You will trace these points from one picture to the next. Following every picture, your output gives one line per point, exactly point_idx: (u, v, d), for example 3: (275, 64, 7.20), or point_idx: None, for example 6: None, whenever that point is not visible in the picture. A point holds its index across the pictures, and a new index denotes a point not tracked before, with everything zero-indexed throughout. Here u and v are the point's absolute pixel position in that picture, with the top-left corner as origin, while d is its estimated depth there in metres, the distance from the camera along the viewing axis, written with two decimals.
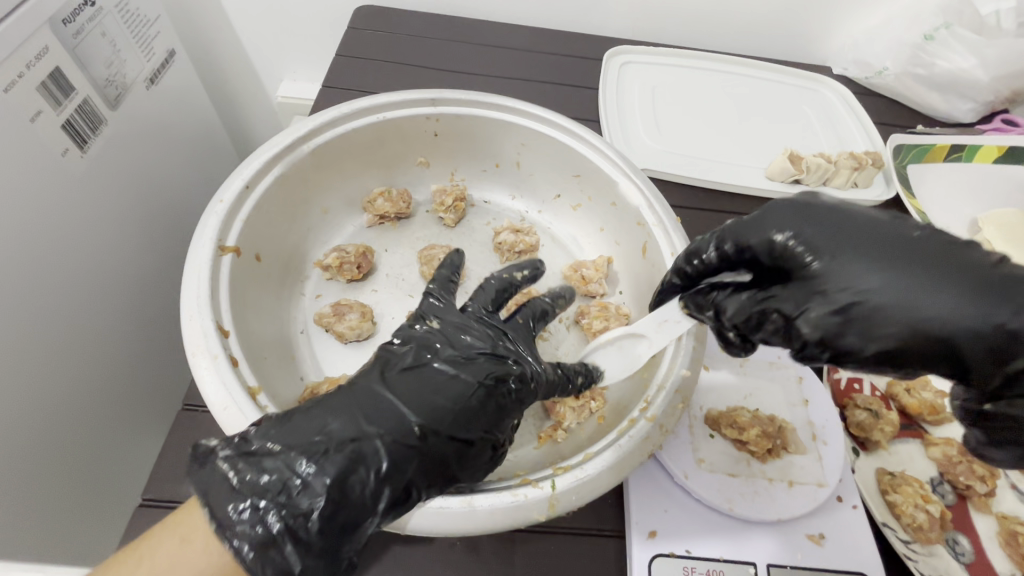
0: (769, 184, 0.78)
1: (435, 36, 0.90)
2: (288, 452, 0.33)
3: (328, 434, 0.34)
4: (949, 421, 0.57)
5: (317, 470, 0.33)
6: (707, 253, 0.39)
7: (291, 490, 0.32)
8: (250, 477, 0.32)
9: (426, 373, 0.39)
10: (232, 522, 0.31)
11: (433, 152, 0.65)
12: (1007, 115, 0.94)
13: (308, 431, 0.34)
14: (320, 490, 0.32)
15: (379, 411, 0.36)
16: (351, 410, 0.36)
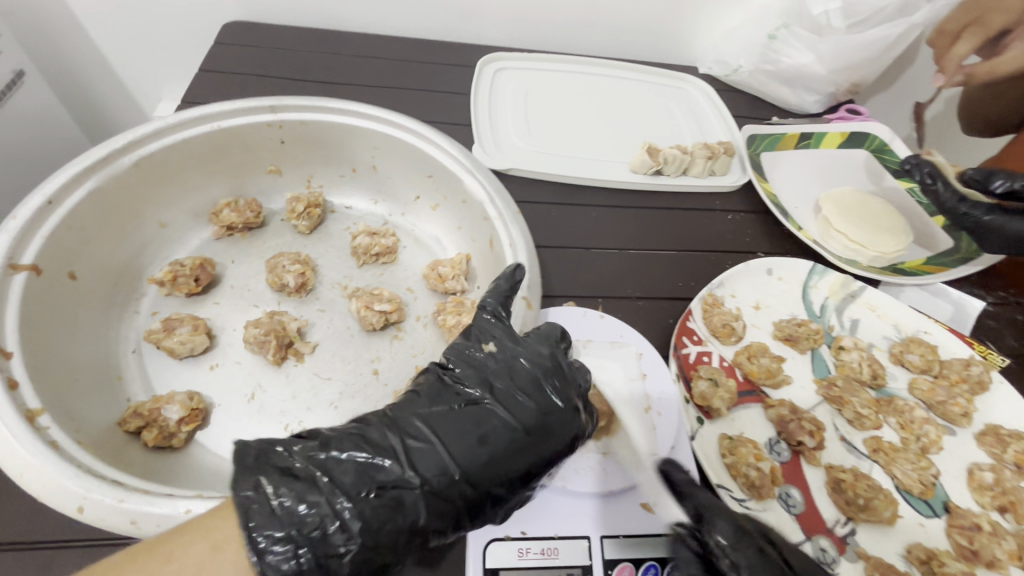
0: (632, 177, 0.81)
1: (304, 51, 0.90)
2: (304, 505, 0.34)
3: (348, 492, 0.35)
4: (786, 383, 0.61)
5: (353, 513, 0.35)
6: None
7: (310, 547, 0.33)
8: (292, 505, 0.34)
9: (469, 430, 0.39)
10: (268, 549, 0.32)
11: (284, 160, 0.65)
12: (852, 105, 1.03)
13: (337, 482, 0.35)
14: (328, 554, 0.34)
15: (400, 476, 0.37)
16: (375, 469, 0.37)
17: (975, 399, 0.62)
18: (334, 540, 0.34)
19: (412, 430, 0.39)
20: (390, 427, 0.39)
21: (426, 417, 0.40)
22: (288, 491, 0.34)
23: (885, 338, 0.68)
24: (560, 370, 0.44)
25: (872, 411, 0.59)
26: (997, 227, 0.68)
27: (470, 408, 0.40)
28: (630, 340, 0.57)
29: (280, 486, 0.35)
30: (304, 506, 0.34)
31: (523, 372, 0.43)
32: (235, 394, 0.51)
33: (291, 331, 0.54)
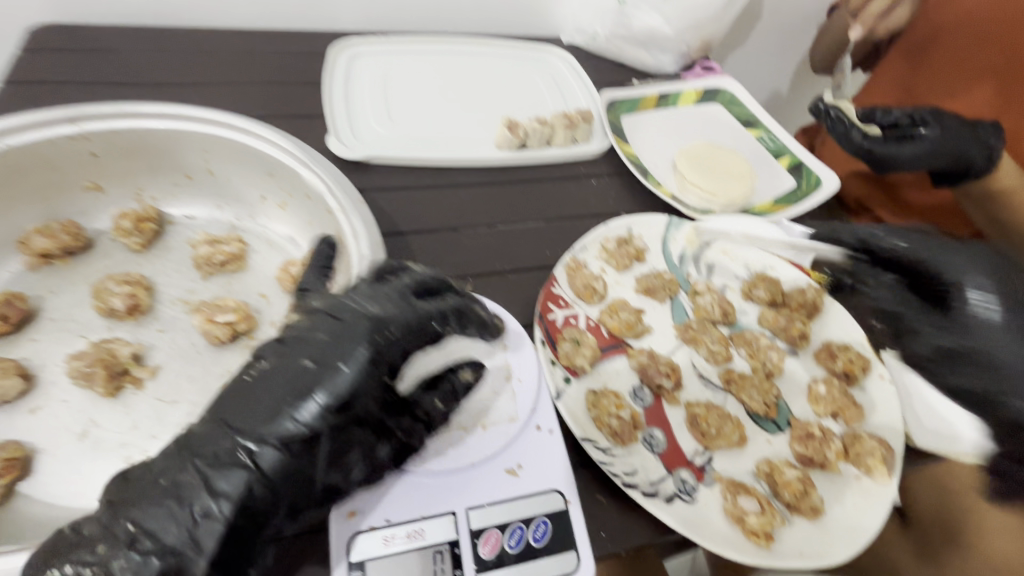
0: (498, 153, 0.82)
1: (132, 53, 0.82)
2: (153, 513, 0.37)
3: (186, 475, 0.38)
4: (647, 332, 0.65)
5: (202, 526, 0.38)
6: (886, 245, 0.56)
7: (154, 545, 0.36)
8: (133, 541, 0.36)
9: (302, 391, 0.42)
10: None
11: (102, 174, 0.59)
12: (706, 63, 1.09)
13: (183, 497, 0.38)
14: (194, 532, 0.38)
15: (243, 444, 0.40)
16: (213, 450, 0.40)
17: (811, 321, 0.69)
18: (187, 552, 0.37)
19: (247, 410, 0.41)
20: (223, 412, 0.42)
21: (259, 396, 0.42)
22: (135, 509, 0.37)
23: (737, 278, 0.74)
24: (392, 314, 0.46)
25: (723, 345, 0.65)
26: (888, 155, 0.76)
27: (294, 376, 0.43)
28: (492, 314, 0.58)
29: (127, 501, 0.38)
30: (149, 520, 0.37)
31: (352, 327, 0.45)
32: (63, 435, 0.47)
33: (124, 357, 0.50)
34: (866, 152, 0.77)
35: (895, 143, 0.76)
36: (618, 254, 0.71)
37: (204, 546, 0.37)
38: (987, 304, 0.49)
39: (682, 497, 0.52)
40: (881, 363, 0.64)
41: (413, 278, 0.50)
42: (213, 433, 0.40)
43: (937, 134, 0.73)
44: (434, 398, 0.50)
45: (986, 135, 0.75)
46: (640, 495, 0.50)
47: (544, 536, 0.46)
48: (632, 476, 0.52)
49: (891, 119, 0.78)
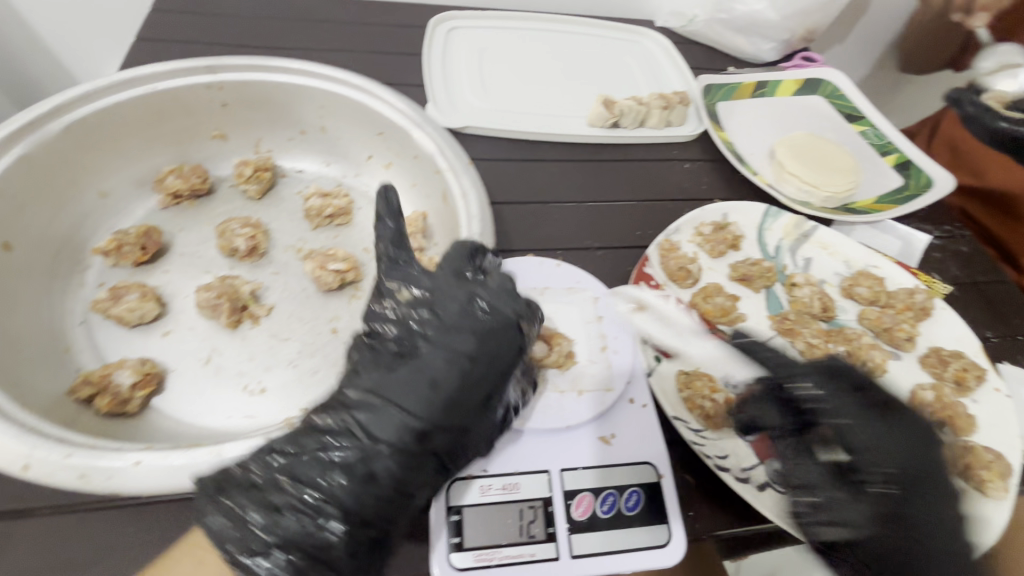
0: (590, 131, 0.81)
1: (251, 18, 0.87)
2: (318, 465, 0.39)
3: (477, 360, 0.43)
4: (740, 320, 0.63)
5: (422, 438, 0.41)
6: (875, 486, 0.47)
7: (416, 429, 0.41)
8: (412, 436, 0.41)
9: (834, 388, 0.51)
10: (392, 461, 0.40)
11: (228, 124, 0.63)
12: (807, 53, 1.04)
13: (428, 368, 0.43)
14: (438, 408, 0.42)
15: (495, 334, 0.45)
16: (445, 342, 0.43)
17: (919, 325, 0.65)
18: (406, 442, 0.40)
19: (445, 321, 0.44)
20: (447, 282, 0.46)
21: (435, 306, 0.45)
22: (299, 463, 0.39)
23: (836, 274, 0.70)
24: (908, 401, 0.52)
25: (823, 339, 0.62)
26: None
27: (835, 387, 0.50)
28: (587, 285, 0.58)
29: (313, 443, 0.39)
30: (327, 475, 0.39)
31: (865, 412, 0.49)
32: (190, 359, 0.51)
33: (245, 294, 0.53)
34: None
35: None
36: (713, 240, 0.69)
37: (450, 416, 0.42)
38: (867, 460, 0.47)
39: (775, 487, 0.50)
40: (998, 376, 0.59)
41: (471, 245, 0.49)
42: (450, 314, 0.44)
43: None
44: (870, 492, 0.47)
45: None
46: (732, 479, 0.50)
47: (636, 505, 0.46)
48: (723, 460, 0.51)
49: None
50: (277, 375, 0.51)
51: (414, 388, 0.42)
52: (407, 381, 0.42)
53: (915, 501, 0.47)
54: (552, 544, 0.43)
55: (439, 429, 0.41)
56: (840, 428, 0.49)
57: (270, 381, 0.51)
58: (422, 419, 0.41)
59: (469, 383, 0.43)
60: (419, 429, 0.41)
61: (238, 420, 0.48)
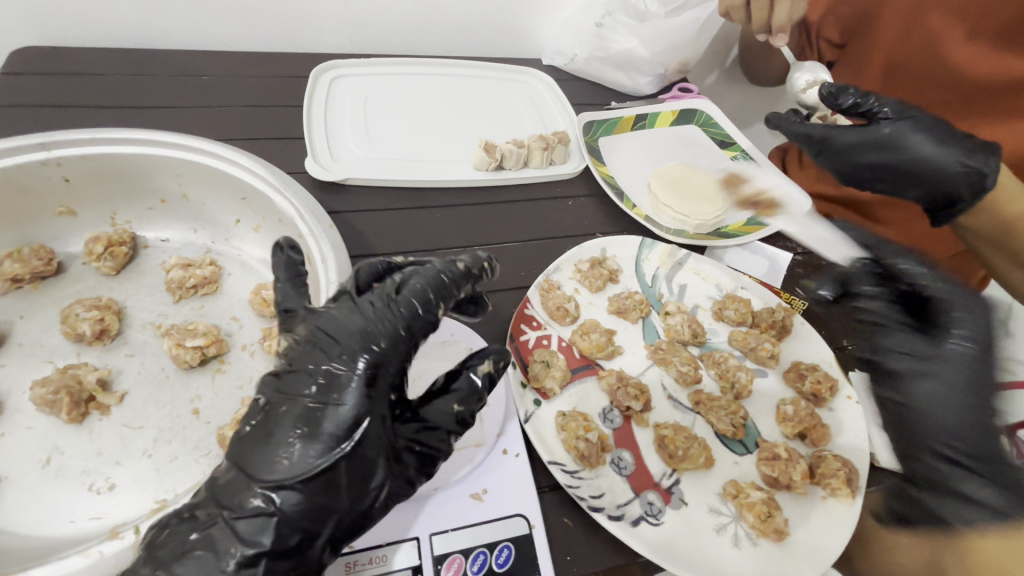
0: (474, 174, 0.83)
1: (117, 77, 0.83)
2: (175, 539, 0.37)
3: (328, 399, 0.40)
4: (618, 353, 0.66)
5: (275, 495, 0.37)
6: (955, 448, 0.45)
7: (265, 486, 0.37)
8: (264, 492, 0.37)
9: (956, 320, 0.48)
10: (242, 523, 0.36)
11: (75, 199, 0.60)
12: (683, 84, 1.11)
13: (277, 420, 0.40)
14: (288, 460, 0.38)
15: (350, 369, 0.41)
16: (302, 385, 0.41)
17: (782, 341, 0.70)
18: (254, 502, 0.37)
19: (303, 367, 0.41)
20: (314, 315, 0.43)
21: (298, 355, 0.42)
22: (155, 544, 0.36)
23: (709, 298, 0.75)
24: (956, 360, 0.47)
25: (692, 366, 0.65)
26: (845, 146, 0.61)
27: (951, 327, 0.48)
28: (461, 336, 0.59)
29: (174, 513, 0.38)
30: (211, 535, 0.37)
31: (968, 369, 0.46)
32: (27, 462, 0.47)
33: (90, 384, 0.50)
34: (824, 140, 0.62)
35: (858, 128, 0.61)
36: (591, 275, 0.72)
37: (304, 468, 0.38)
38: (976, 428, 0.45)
39: (647, 520, 0.53)
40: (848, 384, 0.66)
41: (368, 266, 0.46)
42: (309, 359, 0.41)
43: (903, 126, 0.58)
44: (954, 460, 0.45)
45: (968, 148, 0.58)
46: (605, 518, 0.51)
47: (507, 561, 0.46)
48: (598, 500, 0.52)
49: (860, 101, 0.62)
50: (127, 468, 0.48)
51: (267, 442, 0.38)
52: (260, 438, 0.39)
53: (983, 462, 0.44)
54: None
55: (287, 484, 0.37)
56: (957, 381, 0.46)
57: (120, 476, 0.47)
58: (267, 476, 0.37)
59: (319, 429, 0.39)
60: (264, 488, 0.37)
61: (80, 524, 0.45)
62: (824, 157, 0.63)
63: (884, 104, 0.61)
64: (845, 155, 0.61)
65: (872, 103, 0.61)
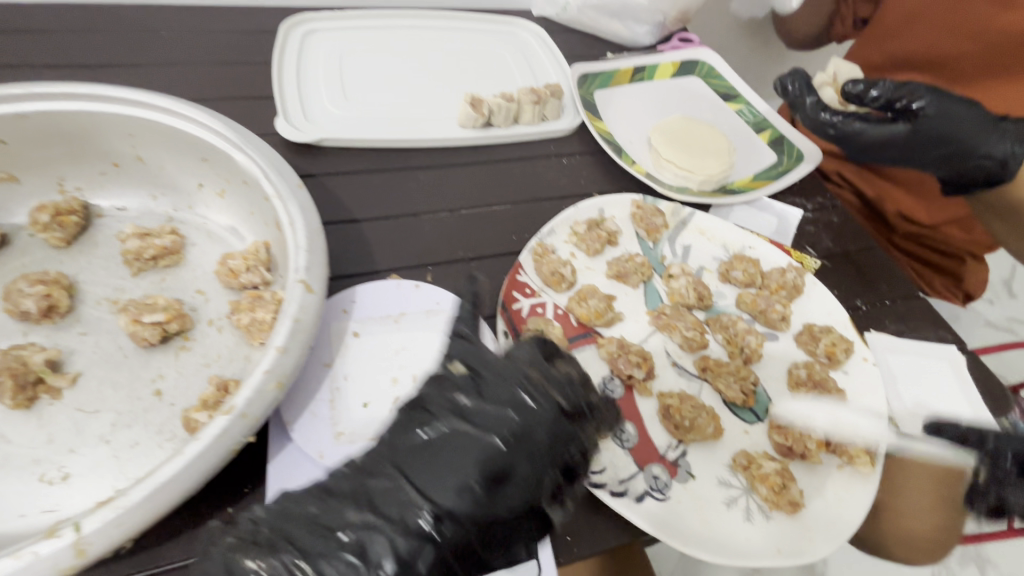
0: (461, 133, 0.77)
1: (67, 34, 0.76)
2: (315, 533, 0.36)
3: (514, 443, 0.39)
4: (617, 320, 0.62)
5: (436, 521, 0.36)
6: None
7: (432, 508, 0.37)
8: (426, 516, 0.36)
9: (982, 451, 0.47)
10: (401, 539, 0.36)
11: (16, 163, 0.54)
12: (683, 34, 1.04)
13: (456, 442, 0.39)
14: (461, 492, 0.37)
15: (533, 416, 0.41)
16: (490, 419, 0.40)
17: (792, 303, 0.66)
18: (419, 519, 0.36)
19: (490, 398, 0.41)
20: (503, 366, 0.43)
21: (484, 386, 0.42)
22: (284, 523, 0.36)
23: (715, 259, 0.70)
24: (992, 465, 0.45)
25: (698, 331, 0.61)
26: (867, 140, 0.68)
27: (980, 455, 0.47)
28: (447, 305, 0.54)
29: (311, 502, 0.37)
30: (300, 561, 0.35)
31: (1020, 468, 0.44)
32: None
33: (37, 365, 0.45)
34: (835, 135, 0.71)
35: (865, 123, 0.68)
36: (588, 238, 0.66)
37: (472, 502, 0.37)
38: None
39: (653, 495, 0.49)
40: (865, 345, 0.61)
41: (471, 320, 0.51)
42: (496, 394, 0.42)
43: (931, 122, 0.63)
44: None
45: (990, 139, 0.62)
46: (609, 495, 0.47)
47: None
48: (600, 475, 0.48)
49: (877, 93, 0.64)
50: (82, 456, 0.43)
51: (446, 462, 0.38)
52: (433, 458, 0.38)
53: None
54: None
55: (456, 514, 0.37)
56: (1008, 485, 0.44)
57: (75, 464, 0.43)
58: (443, 499, 0.37)
59: (501, 468, 0.38)
60: (434, 510, 0.37)
61: (31, 518, 0.41)
62: (849, 148, 0.71)
63: (918, 98, 0.64)
64: (869, 148, 0.69)
65: (902, 100, 0.64)
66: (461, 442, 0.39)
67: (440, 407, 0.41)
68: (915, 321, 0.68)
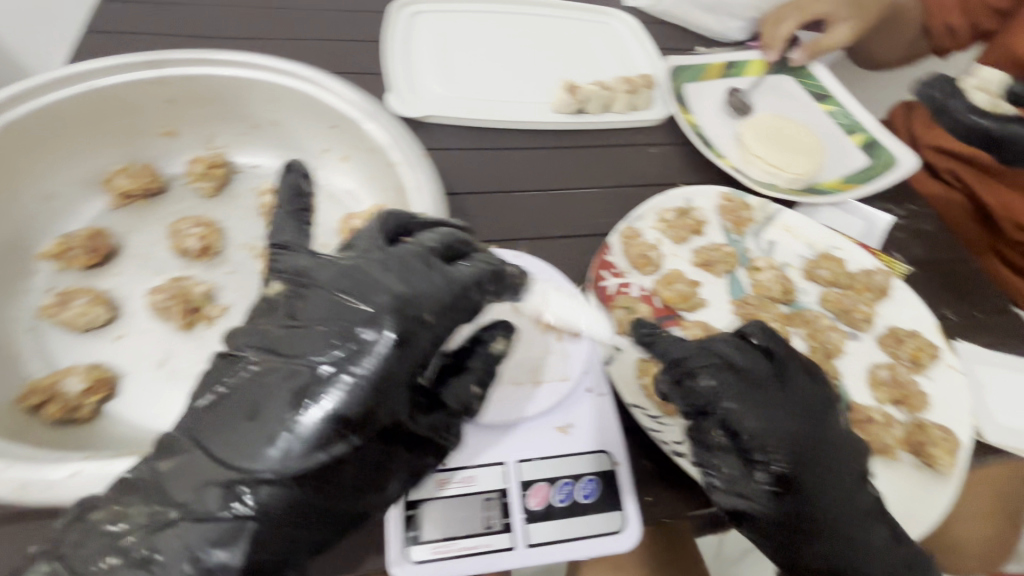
0: (554, 116, 0.80)
1: (207, 7, 0.84)
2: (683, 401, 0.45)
3: (798, 443, 0.44)
4: (702, 306, 0.64)
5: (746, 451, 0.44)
6: (773, 467, 0.43)
7: (743, 448, 0.44)
8: (722, 443, 0.44)
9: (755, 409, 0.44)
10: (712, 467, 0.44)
11: (176, 119, 0.62)
12: (776, 31, 1.03)
13: (729, 395, 0.44)
14: (739, 451, 0.44)
15: (739, 433, 0.44)
16: (756, 431, 0.43)
17: (878, 305, 0.66)
18: (713, 434, 0.44)
19: (787, 407, 0.45)
20: (772, 400, 0.45)
21: (794, 390, 0.46)
22: (302, 396, 0.36)
23: (799, 257, 0.70)
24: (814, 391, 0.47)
25: (782, 324, 0.64)
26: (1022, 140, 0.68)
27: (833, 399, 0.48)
28: (546, 276, 0.58)
29: (312, 367, 0.37)
30: (193, 444, 0.36)
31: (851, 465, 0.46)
32: (144, 362, 0.50)
33: (197, 295, 0.53)
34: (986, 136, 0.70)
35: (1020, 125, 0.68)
36: (676, 226, 0.69)
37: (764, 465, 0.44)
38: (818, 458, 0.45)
39: None
40: (952, 353, 0.61)
41: (445, 234, 0.44)
42: (750, 404, 0.44)
43: None
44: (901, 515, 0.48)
45: None
46: (688, 463, 0.50)
47: (592, 494, 0.47)
48: (681, 445, 0.51)
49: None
50: None
51: (741, 404, 0.44)
52: (717, 414, 0.44)
53: (804, 473, 0.44)
54: (508, 534, 0.44)
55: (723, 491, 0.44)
56: (740, 427, 0.43)
57: None
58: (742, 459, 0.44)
59: (795, 460, 0.44)
60: (733, 432, 0.44)
61: None
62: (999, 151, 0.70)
63: None
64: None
65: None
66: (738, 421, 0.43)
67: (751, 365, 0.46)
68: (1004, 336, 0.67)
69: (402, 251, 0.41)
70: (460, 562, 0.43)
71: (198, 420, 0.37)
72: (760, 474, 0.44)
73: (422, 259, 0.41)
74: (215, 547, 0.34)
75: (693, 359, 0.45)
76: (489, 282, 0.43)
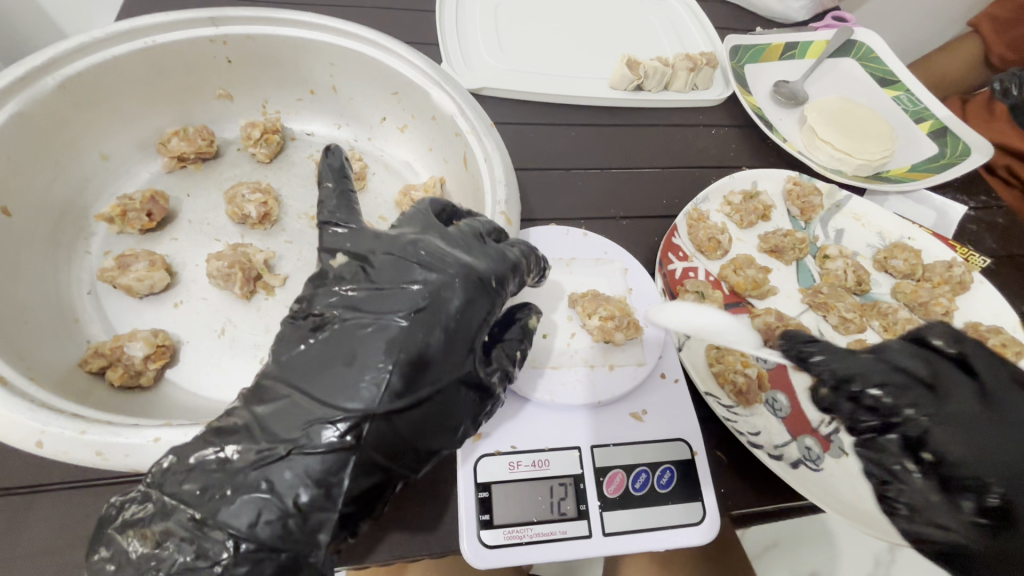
0: (611, 93, 0.77)
1: None
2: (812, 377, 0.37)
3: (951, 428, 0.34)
4: (772, 293, 0.62)
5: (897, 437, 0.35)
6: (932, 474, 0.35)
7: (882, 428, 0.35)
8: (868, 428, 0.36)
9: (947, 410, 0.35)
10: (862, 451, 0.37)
11: (233, 82, 0.59)
12: (838, 12, 0.98)
13: (871, 374, 0.36)
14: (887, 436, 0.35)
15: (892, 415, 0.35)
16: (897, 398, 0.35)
17: (956, 299, 0.63)
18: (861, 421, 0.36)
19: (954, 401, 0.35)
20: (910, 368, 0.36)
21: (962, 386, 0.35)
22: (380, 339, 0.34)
23: (869, 247, 0.68)
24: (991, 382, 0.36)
25: (857, 314, 0.60)
26: None
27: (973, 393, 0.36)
28: (615, 256, 0.56)
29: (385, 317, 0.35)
30: (290, 387, 0.34)
31: None
32: (204, 331, 0.49)
33: (258, 263, 0.51)
34: None
35: None
36: (743, 209, 0.66)
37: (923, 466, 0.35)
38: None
39: (807, 465, 0.49)
40: None
41: (487, 223, 0.43)
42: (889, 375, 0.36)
43: None
44: None
45: None
46: (766, 456, 0.47)
47: (670, 483, 0.44)
48: (756, 437, 0.49)
49: None
50: None
51: (887, 380, 0.35)
52: (859, 394, 0.36)
53: None
54: (584, 522, 0.42)
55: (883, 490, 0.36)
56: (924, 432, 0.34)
57: None
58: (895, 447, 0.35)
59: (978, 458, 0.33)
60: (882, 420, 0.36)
61: None
62: None
63: None
64: None
65: None
66: (883, 399, 0.35)
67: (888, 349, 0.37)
68: None
69: (457, 232, 0.40)
70: (533, 550, 0.41)
71: (295, 364, 0.35)
72: (967, 504, 0.33)
73: (476, 237, 0.40)
74: (328, 474, 0.32)
75: (873, 371, 0.35)
76: (532, 261, 0.42)
